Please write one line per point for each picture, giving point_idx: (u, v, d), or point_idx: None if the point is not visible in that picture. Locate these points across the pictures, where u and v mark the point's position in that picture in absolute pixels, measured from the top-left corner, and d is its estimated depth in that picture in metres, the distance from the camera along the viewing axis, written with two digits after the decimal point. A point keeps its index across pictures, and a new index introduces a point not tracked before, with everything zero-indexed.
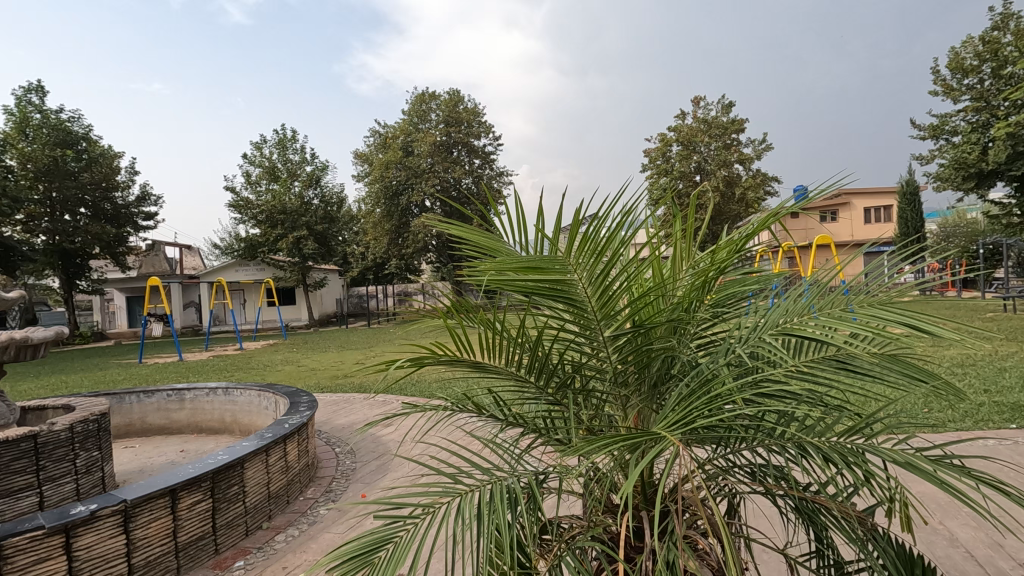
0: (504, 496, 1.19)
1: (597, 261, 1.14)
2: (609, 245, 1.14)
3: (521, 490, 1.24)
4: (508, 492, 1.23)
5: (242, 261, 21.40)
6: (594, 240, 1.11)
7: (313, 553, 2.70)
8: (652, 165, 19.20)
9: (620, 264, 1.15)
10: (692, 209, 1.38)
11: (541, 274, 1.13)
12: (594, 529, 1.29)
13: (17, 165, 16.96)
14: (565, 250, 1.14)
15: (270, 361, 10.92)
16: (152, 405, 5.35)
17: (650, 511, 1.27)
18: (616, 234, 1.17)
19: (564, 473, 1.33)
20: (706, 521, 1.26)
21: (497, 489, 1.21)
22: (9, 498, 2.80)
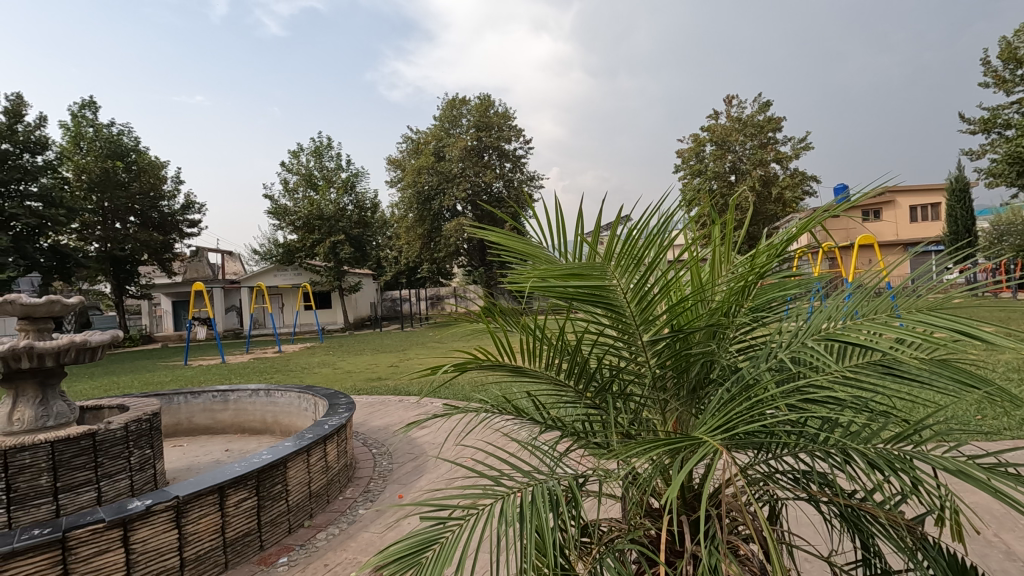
0: (542, 499, 1.19)
1: (636, 266, 1.14)
2: (646, 249, 1.15)
3: (560, 492, 1.25)
4: (549, 494, 1.24)
5: (280, 266, 22.01)
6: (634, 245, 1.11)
7: (353, 552, 2.76)
8: (686, 166, 18.97)
9: (658, 267, 1.16)
10: (730, 211, 1.37)
11: (581, 280, 1.13)
12: (632, 531, 1.29)
13: (72, 176, 17.88)
14: (603, 255, 1.15)
15: (308, 364, 11.23)
16: (198, 406, 5.57)
17: (689, 517, 1.26)
18: (653, 239, 1.18)
19: (601, 476, 1.34)
20: (747, 528, 1.24)
21: (537, 492, 1.22)
22: (70, 492, 2.96)
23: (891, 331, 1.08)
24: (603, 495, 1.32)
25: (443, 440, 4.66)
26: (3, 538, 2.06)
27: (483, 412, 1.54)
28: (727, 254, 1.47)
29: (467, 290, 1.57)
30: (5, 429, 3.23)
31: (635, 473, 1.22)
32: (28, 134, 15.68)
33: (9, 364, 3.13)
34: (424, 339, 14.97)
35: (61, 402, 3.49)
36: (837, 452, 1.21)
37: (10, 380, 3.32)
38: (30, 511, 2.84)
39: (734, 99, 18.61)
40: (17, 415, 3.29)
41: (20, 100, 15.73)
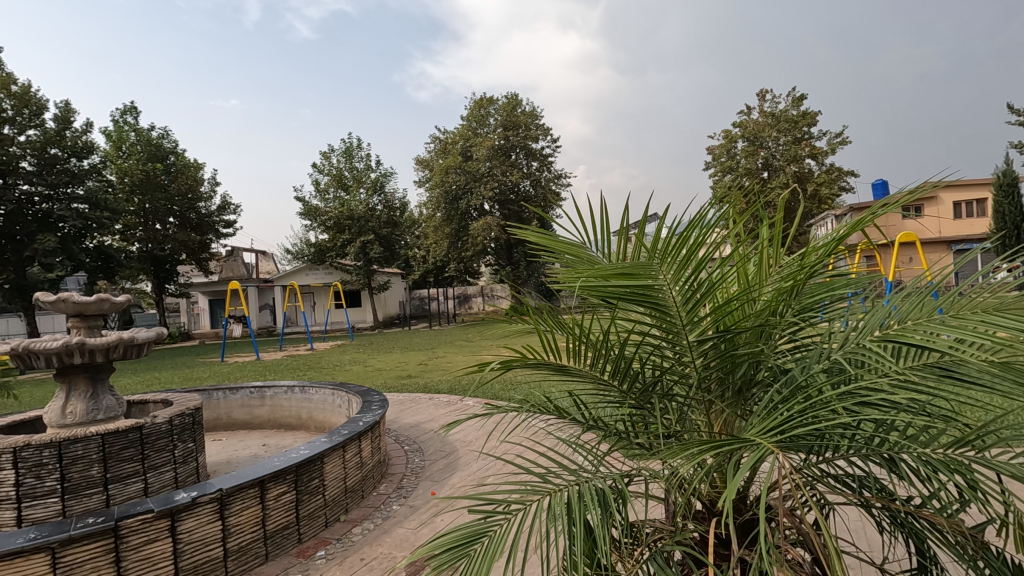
0: (590, 499, 1.18)
1: (682, 265, 1.13)
2: (693, 247, 1.14)
3: (607, 491, 1.24)
4: (595, 493, 1.24)
5: (312, 266, 22.46)
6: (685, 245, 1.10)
7: (388, 547, 2.80)
8: (716, 163, 18.64)
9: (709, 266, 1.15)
10: (777, 210, 1.34)
11: (630, 280, 1.11)
12: (677, 532, 1.28)
13: (115, 179, 18.58)
14: (654, 254, 1.14)
15: (339, 361, 11.45)
16: (236, 401, 5.73)
17: (734, 520, 1.26)
18: (703, 239, 1.17)
19: (645, 476, 1.33)
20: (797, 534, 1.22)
21: (582, 490, 1.22)
22: (119, 483, 3.08)
23: (952, 330, 1.04)
24: (649, 494, 1.31)
25: (475, 439, 4.67)
26: (60, 525, 2.17)
27: (525, 412, 1.55)
28: (775, 253, 1.45)
29: (509, 291, 1.58)
30: (59, 421, 3.38)
31: (681, 474, 1.22)
32: (75, 139, 16.36)
33: (63, 360, 3.28)
34: (453, 338, 15.08)
35: (110, 396, 3.63)
36: (895, 457, 1.17)
37: (64, 374, 3.47)
38: (83, 501, 2.96)
39: (767, 94, 18.16)
40: (70, 408, 3.44)
41: (68, 107, 16.43)
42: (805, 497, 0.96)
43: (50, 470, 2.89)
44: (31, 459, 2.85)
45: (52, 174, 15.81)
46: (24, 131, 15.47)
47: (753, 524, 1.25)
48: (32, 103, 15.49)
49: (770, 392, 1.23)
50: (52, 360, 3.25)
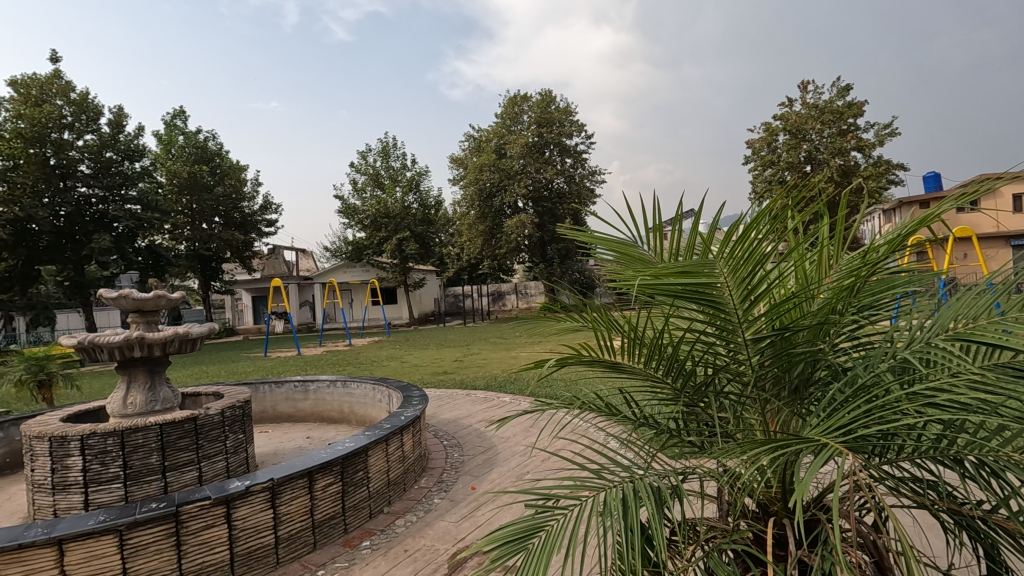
0: (645, 494, 1.18)
1: (743, 262, 1.12)
2: (754, 248, 1.13)
3: (661, 489, 1.25)
4: (650, 490, 1.24)
5: (350, 264, 22.95)
6: (746, 242, 1.09)
7: (431, 539, 2.86)
8: (756, 157, 18.09)
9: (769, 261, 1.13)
10: (842, 206, 1.31)
11: (690, 278, 1.11)
12: (732, 533, 1.28)
13: (165, 180, 19.37)
14: (717, 251, 1.12)
15: (377, 357, 11.71)
16: (281, 394, 5.93)
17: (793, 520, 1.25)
18: (764, 235, 1.15)
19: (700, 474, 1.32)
20: (859, 538, 1.20)
21: (636, 487, 1.23)
22: (176, 470, 3.23)
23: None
24: (704, 491, 1.31)
25: (514, 435, 4.71)
26: (126, 509, 2.30)
27: (575, 408, 1.57)
28: (834, 252, 1.42)
29: (555, 288, 1.61)
30: (120, 411, 3.57)
31: (736, 472, 1.21)
32: (128, 142, 17.09)
33: (124, 353, 3.46)
34: (489, 334, 15.18)
35: (166, 387, 3.80)
36: (968, 462, 1.13)
37: (125, 367, 3.66)
38: (143, 487, 3.12)
39: (811, 84, 17.51)
40: (130, 399, 3.62)
41: (122, 111, 17.18)
42: (875, 497, 0.94)
43: (114, 457, 3.06)
44: (96, 446, 3.03)
45: (107, 176, 16.59)
46: (81, 135, 16.26)
47: (813, 523, 1.25)
48: (89, 109, 16.27)
49: (831, 392, 1.21)
50: (115, 353, 3.43)
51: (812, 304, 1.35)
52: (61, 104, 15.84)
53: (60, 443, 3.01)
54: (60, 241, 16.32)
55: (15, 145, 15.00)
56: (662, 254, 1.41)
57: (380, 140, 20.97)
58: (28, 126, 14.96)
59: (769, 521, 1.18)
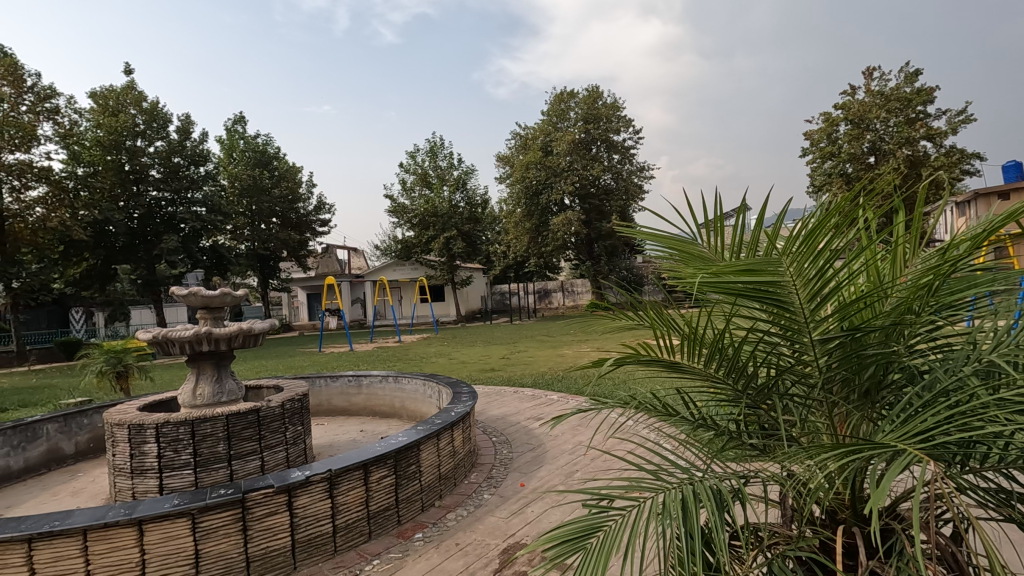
0: (706, 497, 1.17)
1: (810, 261, 1.08)
2: (823, 244, 1.09)
3: (723, 492, 1.22)
4: (711, 492, 1.22)
5: (399, 262, 23.50)
6: (815, 235, 1.05)
7: (481, 534, 2.90)
8: (815, 149, 17.27)
9: (839, 258, 1.10)
10: (919, 199, 1.24)
11: (754, 276, 1.08)
12: (798, 540, 1.24)
13: (228, 183, 20.35)
14: (781, 248, 1.10)
15: (425, 353, 11.96)
16: (336, 389, 6.13)
17: (863, 528, 1.21)
18: (834, 232, 1.10)
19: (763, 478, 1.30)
20: (937, 551, 1.14)
21: (697, 490, 1.22)
22: (241, 459, 3.40)
23: None
24: (768, 496, 1.28)
25: (562, 433, 4.70)
26: (198, 494, 2.44)
27: (631, 408, 1.56)
28: (909, 249, 1.36)
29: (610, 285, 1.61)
30: (190, 402, 3.78)
31: (802, 475, 1.18)
32: (194, 148, 18.06)
33: (194, 347, 3.67)
34: (536, 333, 15.20)
35: (231, 381, 4.00)
36: None
37: (194, 360, 3.88)
38: (211, 473, 3.30)
39: (876, 71, 16.57)
40: (199, 390, 3.83)
41: (188, 119, 18.19)
42: (958, 508, 0.89)
43: (185, 444, 3.25)
44: (169, 434, 3.23)
45: (175, 180, 17.59)
46: (152, 142, 17.32)
47: (888, 534, 1.19)
48: (159, 117, 17.29)
49: (907, 397, 1.15)
50: (185, 347, 3.65)
51: (886, 303, 1.29)
52: (134, 113, 16.89)
53: (138, 431, 3.23)
54: (134, 242, 17.42)
55: (95, 152, 16.16)
56: (722, 251, 1.40)
57: (428, 140, 21.28)
58: (106, 135, 16.05)
59: (839, 529, 1.15)
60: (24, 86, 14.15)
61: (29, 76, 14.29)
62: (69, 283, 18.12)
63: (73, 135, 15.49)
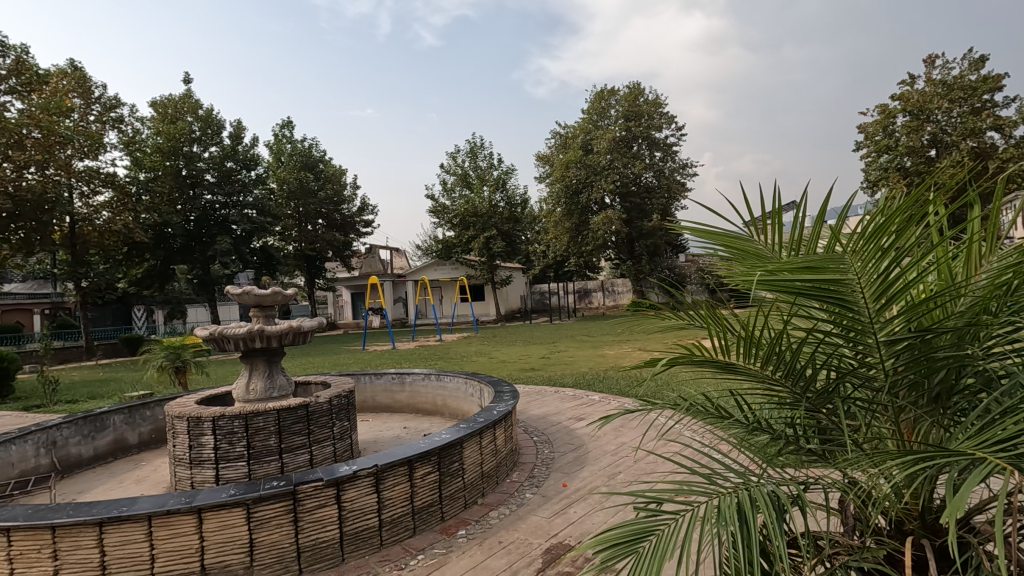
0: (764, 503, 1.14)
1: (878, 259, 1.04)
2: (890, 239, 1.04)
3: (783, 496, 1.19)
4: (769, 498, 1.19)
5: (440, 261, 23.81)
6: (882, 231, 1.01)
7: (523, 533, 2.91)
8: (870, 142, 16.50)
9: (908, 256, 1.05)
10: (996, 193, 1.18)
11: (816, 274, 1.04)
12: (861, 550, 1.22)
13: (276, 186, 21.07)
14: (844, 245, 1.06)
15: (466, 352, 12.06)
16: (380, 386, 6.26)
17: (932, 540, 1.17)
18: (902, 228, 1.05)
19: (824, 485, 1.27)
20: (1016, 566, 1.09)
21: (753, 496, 1.19)
22: (291, 453, 3.52)
23: None
24: (829, 504, 1.26)
25: (605, 434, 4.66)
26: (252, 485, 2.53)
27: (683, 411, 1.53)
28: (986, 247, 1.28)
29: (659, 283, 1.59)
30: (244, 396, 3.93)
31: (866, 484, 1.15)
32: (245, 152, 18.81)
33: (247, 344, 3.82)
34: (576, 332, 15.11)
35: (281, 376, 4.13)
36: None
37: (247, 356, 4.04)
38: (263, 466, 3.43)
39: (937, 58, 15.68)
40: (252, 385, 3.98)
41: (240, 125, 18.95)
42: None
43: (239, 437, 3.39)
44: (225, 427, 3.38)
45: (229, 184, 18.36)
46: (207, 148, 18.12)
47: (962, 547, 1.14)
48: (213, 124, 18.09)
49: (983, 402, 1.09)
50: (240, 344, 3.80)
51: (959, 304, 1.23)
52: (191, 120, 17.71)
53: (196, 424, 3.39)
54: (190, 244, 18.27)
55: (155, 158, 17.05)
56: (780, 249, 1.36)
57: (468, 140, 21.43)
58: (165, 142, 16.89)
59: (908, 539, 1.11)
60: (91, 97, 15.05)
61: (97, 87, 15.27)
62: (132, 282, 19.17)
63: (135, 142, 16.42)
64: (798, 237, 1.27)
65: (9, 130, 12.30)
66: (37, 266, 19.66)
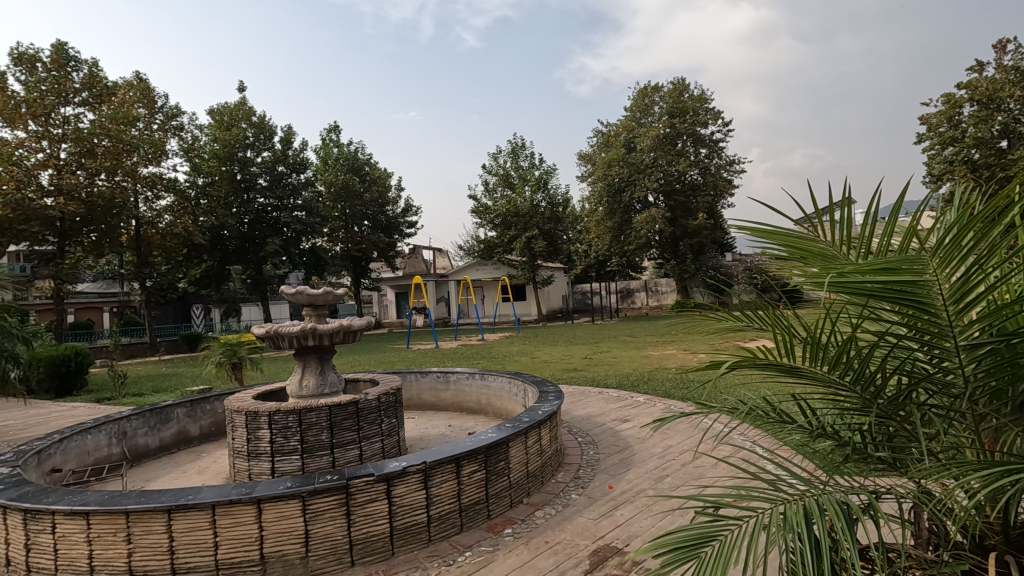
0: (834, 511, 1.12)
1: (962, 261, 1.00)
2: (975, 239, 0.99)
3: (853, 504, 1.16)
4: (837, 506, 1.16)
5: (481, 261, 24.01)
6: (968, 231, 0.96)
7: (570, 533, 2.90)
8: (933, 134, 15.60)
9: (992, 256, 1.00)
10: None
11: (894, 276, 1.01)
12: (937, 564, 1.18)
13: (324, 189, 21.69)
14: (923, 245, 1.01)
15: (508, 352, 12.11)
16: (426, 384, 6.37)
17: (1018, 557, 1.13)
18: (987, 226, 1.00)
19: (897, 496, 1.23)
20: None
21: (823, 504, 1.16)
22: (341, 448, 3.63)
23: None
24: (904, 515, 1.21)
25: (651, 437, 4.59)
26: (307, 479, 2.63)
27: (743, 416, 1.50)
28: None
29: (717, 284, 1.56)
30: (298, 392, 4.07)
31: (944, 497, 1.11)
32: (295, 157, 19.48)
33: (300, 342, 3.95)
34: (619, 333, 14.93)
35: (332, 373, 4.25)
36: None
37: (300, 354, 4.17)
38: (316, 460, 3.55)
39: (1010, 43, 14.68)
40: (305, 382, 4.12)
41: (291, 130, 19.64)
42: None
43: (294, 432, 3.52)
44: (280, 422, 3.51)
45: (280, 187, 19.10)
46: (260, 152, 18.85)
47: None
48: (266, 129, 18.81)
49: None
50: (293, 341, 3.94)
51: None
52: (245, 127, 18.47)
53: (253, 418, 3.54)
54: (244, 245, 19.05)
55: (212, 164, 17.82)
56: (849, 247, 1.32)
57: (511, 140, 21.46)
58: (221, 148, 17.67)
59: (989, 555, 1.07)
60: (155, 107, 15.89)
61: (159, 97, 16.02)
62: (191, 282, 20.13)
63: (194, 149, 17.26)
64: (869, 237, 1.23)
65: (82, 139, 13.68)
66: (106, 266, 20.93)
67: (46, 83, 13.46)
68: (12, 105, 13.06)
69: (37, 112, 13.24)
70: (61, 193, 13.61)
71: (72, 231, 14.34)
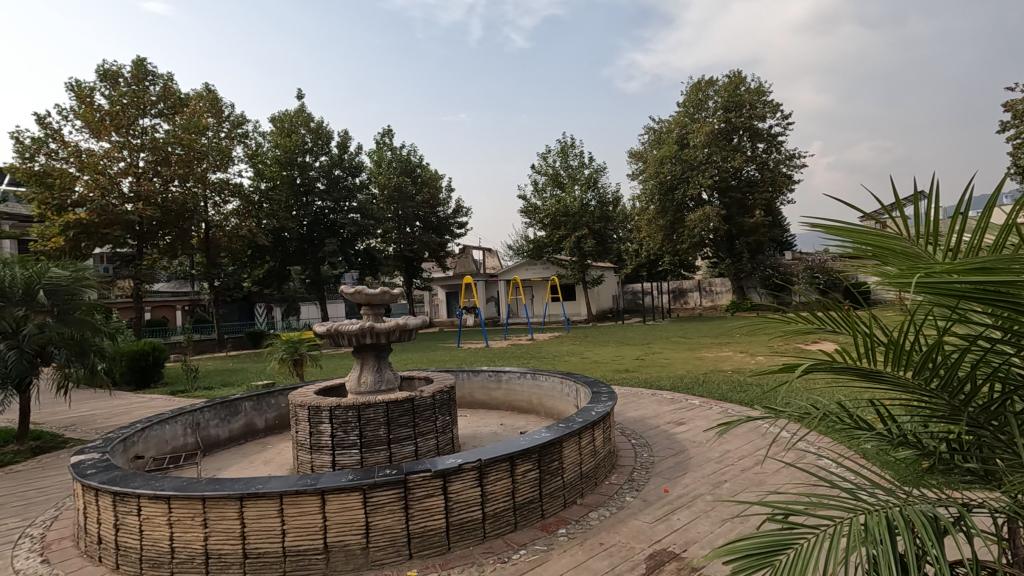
0: (921, 524, 1.06)
1: None
2: None
3: (942, 517, 1.10)
4: (923, 518, 1.10)
5: (531, 261, 24.05)
6: None
7: (624, 536, 2.86)
8: (1020, 122, 14.39)
9: None
10: None
11: (991, 275, 0.95)
12: None
13: (378, 191, 22.28)
14: None
15: (558, 352, 12.05)
16: (477, 382, 6.45)
17: None
18: None
19: (989, 508, 1.16)
20: None
21: (908, 515, 1.11)
22: (397, 443, 3.72)
23: None
24: (997, 530, 1.14)
25: (707, 441, 4.47)
26: (368, 472, 2.72)
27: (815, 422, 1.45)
28: None
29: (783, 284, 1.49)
30: (356, 388, 4.22)
31: None
32: (350, 161, 20.14)
33: (358, 340, 4.08)
34: (672, 334, 14.58)
35: (387, 371, 4.37)
36: None
37: (359, 351, 4.31)
38: (374, 454, 3.66)
39: None
40: (363, 378, 4.26)
41: (347, 135, 20.30)
42: None
43: (353, 426, 3.65)
44: (341, 417, 3.64)
45: (336, 190, 19.79)
46: (318, 157, 19.61)
47: None
48: (323, 135, 19.53)
49: None
50: (352, 340, 4.09)
51: None
52: (304, 133, 19.24)
53: (315, 412, 3.69)
54: (303, 246, 19.84)
55: (274, 169, 18.66)
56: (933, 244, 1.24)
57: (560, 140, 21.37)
58: (282, 154, 18.48)
59: None
60: (222, 116, 16.79)
61: (226, 107, 16.89)
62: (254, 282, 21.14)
63: (257, 155, 18.12)
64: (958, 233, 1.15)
65: (158, 148, 14.61)
66: (178, 267, 22.28)
67: (127, 97, 14.46)
68: (97, 118, 14.12)
69: (120, 123, 14.31)
70: (140, 199, 14.62)
71: (149, 234, 15.34)
